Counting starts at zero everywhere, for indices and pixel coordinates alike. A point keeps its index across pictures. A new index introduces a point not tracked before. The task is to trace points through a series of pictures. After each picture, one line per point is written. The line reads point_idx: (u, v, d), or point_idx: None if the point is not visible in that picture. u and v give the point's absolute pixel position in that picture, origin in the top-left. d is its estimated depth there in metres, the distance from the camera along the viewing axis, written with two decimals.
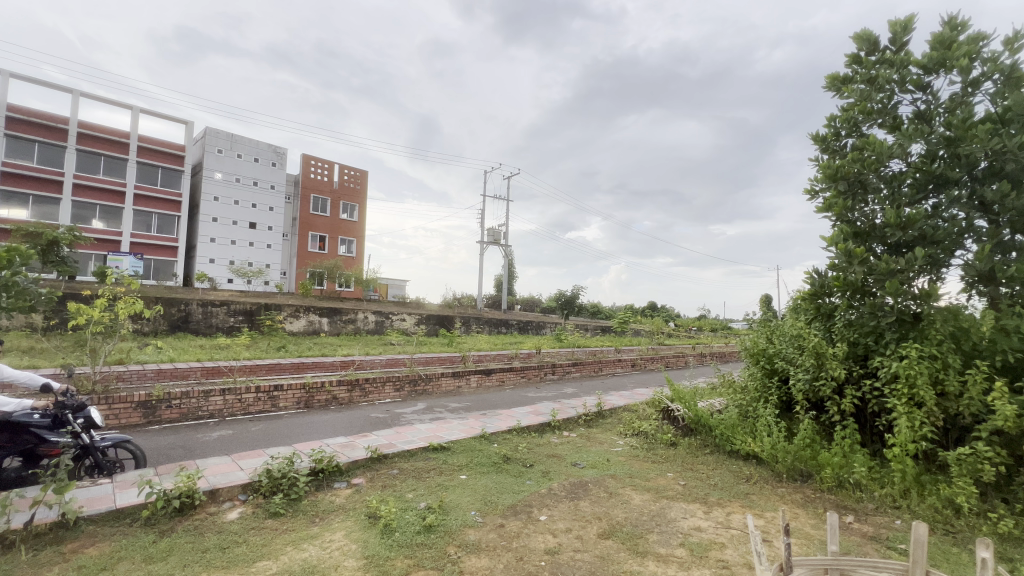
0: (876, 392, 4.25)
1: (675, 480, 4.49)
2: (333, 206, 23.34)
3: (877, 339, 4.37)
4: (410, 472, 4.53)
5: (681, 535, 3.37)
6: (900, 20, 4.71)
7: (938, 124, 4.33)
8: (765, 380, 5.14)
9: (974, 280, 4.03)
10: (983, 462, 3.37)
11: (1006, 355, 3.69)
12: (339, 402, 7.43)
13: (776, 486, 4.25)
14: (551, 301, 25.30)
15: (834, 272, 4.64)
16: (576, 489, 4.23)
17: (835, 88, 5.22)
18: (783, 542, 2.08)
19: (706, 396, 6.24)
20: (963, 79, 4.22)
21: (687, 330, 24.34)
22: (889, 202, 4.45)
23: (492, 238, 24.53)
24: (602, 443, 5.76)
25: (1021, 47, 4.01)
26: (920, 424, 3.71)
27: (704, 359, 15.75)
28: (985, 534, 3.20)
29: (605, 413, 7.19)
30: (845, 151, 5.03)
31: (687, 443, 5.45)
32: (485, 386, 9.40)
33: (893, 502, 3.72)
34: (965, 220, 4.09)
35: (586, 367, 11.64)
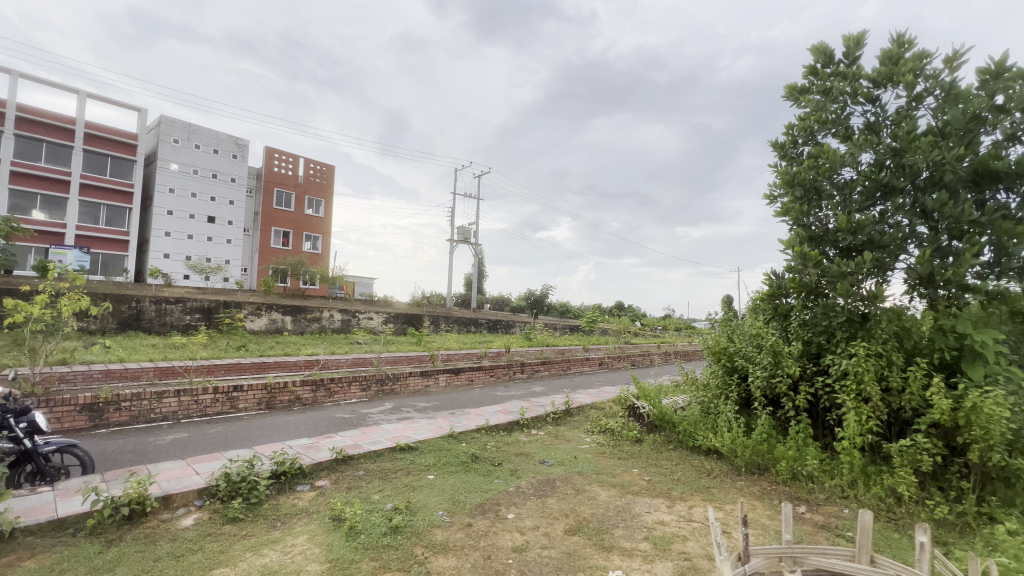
0: (828, 388, 4.48)
1: (640, 475, 4.60)
2: (297, 200, 22.56)
3: (829, 338, 4.60)
4: (376, 473, 4.46)
5: (644, 529, 3.45)
6: (853, 35, 4.96)
7: (886, 135, 4.59)
8: (726, 377, 5.33)
9: (916, 283, 4.29)
10: (922, 453, 3.60)
11: (943, 353, 3.96)
12: (303, 403, 7.22)
13: (735, 479, 4.42)
14: (520, 300, 25.35)
15: (790, 274, 4.85)
16: (544, 487, 4.27)
17: (793, 98, 5.46)
18: (741, 533, 2.12)
19: (671, 394, 6.41)
20: (908, 93, 4.50)
21: (652, 329, 24.92)
22: (841, 207, 4.69)
23: (462, 237, 24.37)
24: (569, 441, 5.84)
25: (959, 66, 4.30)
26: (866, 418, 3.94)
27: (669, 357, 16.15)
28: (923, 520, 3.42)
29: (573, 412, 7.28)
30: (801, 158, 5.26)
31: (651, 440, 5.59)
32: (454, 385, 9.35)
33: (842, 492, 3.93)
34: (909, 226, 4.35)
35: (555, 366, 11.73)
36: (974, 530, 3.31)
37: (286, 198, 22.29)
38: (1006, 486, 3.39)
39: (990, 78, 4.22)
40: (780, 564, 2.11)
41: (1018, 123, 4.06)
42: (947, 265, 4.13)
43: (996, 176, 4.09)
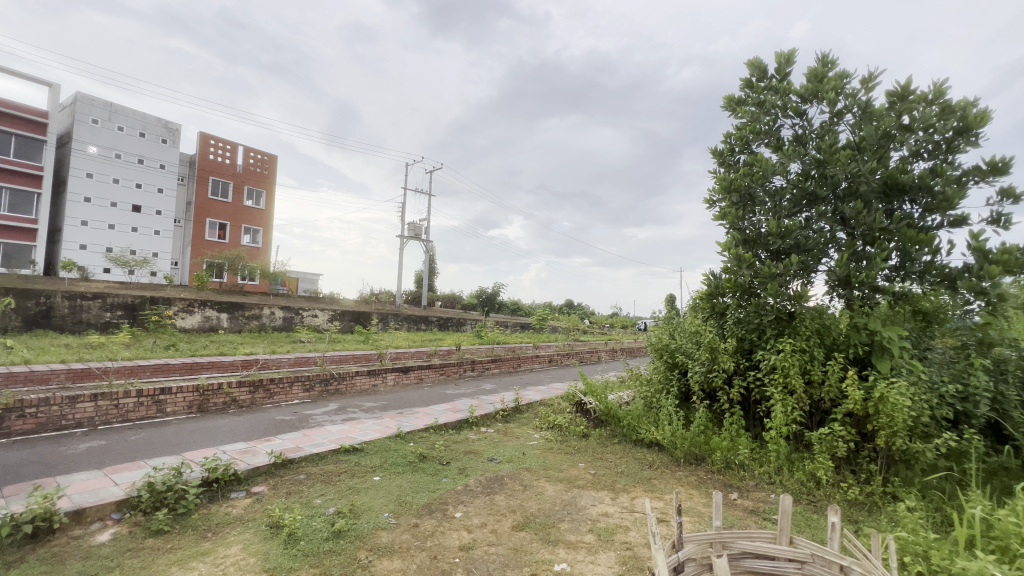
0: (758, 382, 4.79)
1: (586, 469, 4.72)
2: (235, 190, 21.22)
3: (760, 335, 4.92)
4: (319, 477, 4.29)
5: (589, 522, 3.55)
6: (784, 52, 5.32)
7: (811, 147, 4.97)
8: (667, 373, 5.58)
9: (835, 284, 4.67)
10: (838, 440, 3.94)
11: (857, 348, 4.34)
12: (239, 404, 6.82)
13: (674, 469, 4.63)
14: (472, 298, 25.25)
15: (726, 275, 5.14)
16: (492, 484, 4.28)
17: (731, 108, 5.77)
18: (675, 522, 2.19)
19: (616, 389, 6.62)
20: (830, 109, 4.89)
21: (600, 327, 25.67)
22: (772, 213, 5.03)
23: (413, 233, 23.93)
24: (518, 438, 5.89)
25: (873, 87, 4.72)
26: (792, 409, 4.25)
27: (615, 354, 16.70)
28: (838, 501, 3.74)
29: (523, 409, 7.35)
30: (737, 165, 5.58)
31: (597, 435, 5.75)
32: (403, 384, 9.17)
33: (770, 478, 4.22)
34: (830, 232, 4.73)
35: (505, 364, 11.78)
36: (879, 508, 3.66)
37: (223, 188, 20.91)
38: (907, 468, 3.77)
39: (898, 99, 4.67)
40: (710, 550, 2.16)
41: (920, 142, 4.53)
42: (860, 268, 4.53)
43: (902, 189, 4.54)
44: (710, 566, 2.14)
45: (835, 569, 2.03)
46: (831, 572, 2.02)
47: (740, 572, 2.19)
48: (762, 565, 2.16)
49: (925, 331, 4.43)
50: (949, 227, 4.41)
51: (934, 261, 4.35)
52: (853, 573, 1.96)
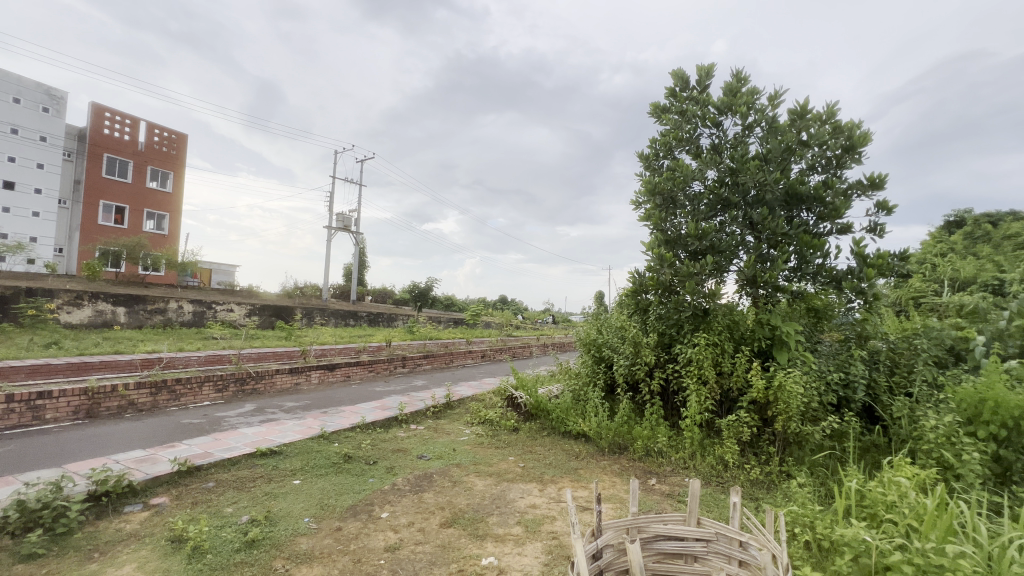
0: (676, 374, 5.12)
1: (515, 463, 4.78)
2: (137, 171, 18.92)
3: (678, 330, 5.25)
4: (230, 484, 3.97)
5: (517, 514, 3.60)
6: (704, 66, 5.70)
7: (725, 156, 5.36)
8: (594, 366, 5.80)
9: (744, 283, 5.09)
10: (743, 426, 4.31)
11: (761, 341, 4.77)
12: (137, 408, 6.15)
13: (599, 459, 4.83)
14: (405, 292, 24.61)
15: (649, 273, 5.41)
16: (421, 481, 4.21)
17: (656, 115, 6.08)
18: (594, 510, 2.23)
19: (547, 383, 6.75)
20: (742, 122, 5.31)
21: (533, 322, 26.17)
22: (691, 216, 5.37)
23: (342, 224, 22.88)
24: (449, 434, 5.83)
25: (778, 104, 5.18)
26: (704, 398, 4.59)
27: (546, 349, 17.11)
28: (743, 481, 4.10)
29: (454, 404, 7.30)
30: (661, 169, 5.89)
31: (527, 428, 5.85)
32: (328, 382, 8.75)
33: (684, 463, 4.53)
34: (740, 235, 5.14)
35: (438, 360, 11.63)
36: (776, 485, 4.06)
37: (121, 166, 18.57)
38: (799, 448, 4.21)
39: (798, 117, 5.17)
40: (626, 535, 2.23)
41: (815, 157, 5.06)
42: (765, 269, 4.98)
43: (800, 198, 5.04)
44: (627, 549, 2.21)
45: (737, 545, 2.18)
46: (733, 549, 2.18)
47: (654, 553, 2.29)
48: (673, 545, 2.27)
49: (816, 326, 4.94)
50: (837, 234, 4.97)
51: (824, 264, 4.88)
52: (751, 547, 2.11)
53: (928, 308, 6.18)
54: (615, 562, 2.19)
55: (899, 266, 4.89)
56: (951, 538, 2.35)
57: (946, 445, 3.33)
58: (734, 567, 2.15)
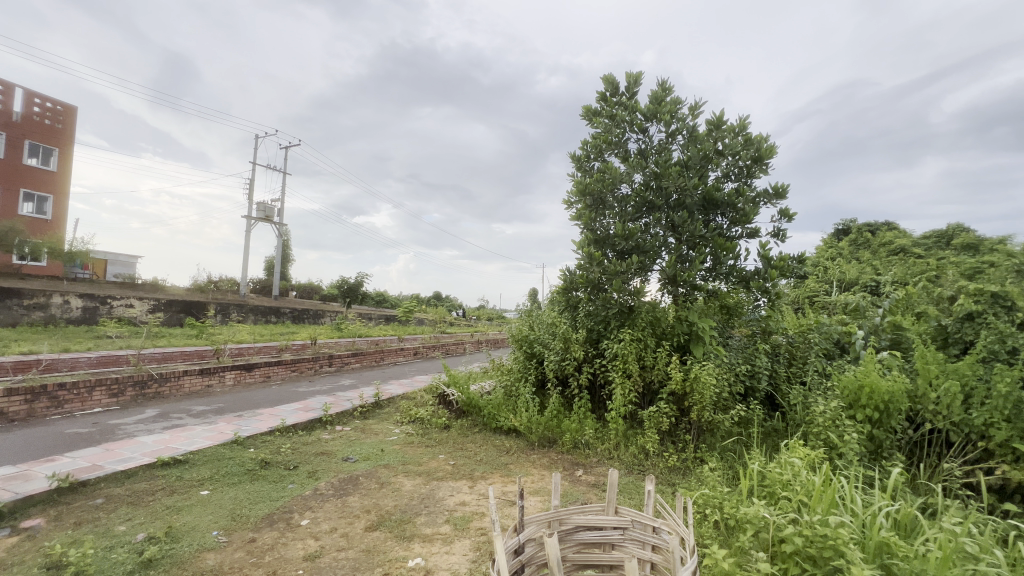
0: (603, 368, 5.32)
1: (446, 461, 4.73)
2: (10, 145, 16.40)
3: (606, 326, 5.46)
4: (123, 499, 3.56)
5: (446, 512, 3.56)
6: (633, 73, 5.94)
7: (650, 160, 5.63)
8: (525, 362, 5.88)
9: (665, 281, 5.40)
10: (662, 416, 4.58)
11: (680, 336, 5.09)
12: (8, 419, 5.35)
13: (529, 453, 4.92)
14: (333, 287, 23.50)
15: (580, 270, 5.56)
16: (346, 485, 4.03)
17: (588, 118, 6.26)
18: (518, 505, 2.22)
19: (479, 379, 6.74)
20: (666, 129, 5.62)
21: (467, 319, 26.08)
22: (618, 217, 5.59)
23: (262, 214, 21.31)
24: (377, 434, 5.64)
25: (697, 115, 5.54)
26: (628, 391, 4.82)
27: (480, 345, 17.10)
28: (662, 468, 4.35)
29: (383, 404, 7.08)
30: (591, 171, 6.08)
31: (458, 425, 5.82)
32: (245, 383, 8.13)
33: (609, 453, 4.73)
34: (663, 236, 5.44)
35: (367, 358, 11.22)
36: (690, 470, 4.35)
37: None
38: (711, 435, 4.55)
39: (715, 127, 5.56)
40: (548, 528, 2.27)
41: (728, 166, 5.47)
42: (684, 269, 5.32)
43: (716, 204, 5.42)
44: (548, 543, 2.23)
45: (650, 531, 2.30)
46: (647, 535, 2.30)
47: (574, 544, 2.34)
48: (592, 535, 2.34)
49: (728, 322, 5.36)
50: (747, 238, 5.42)
51: (735, 265, 5.29)
52: (663, 532, 2.25)
53: (819, 305, 6.93)
54: (536, 556, 2.20)
55: (797, 268, 5.43)
56: (833, 510, 2.64)
57: (832, 428, 3.75)
58: (648, 552, 2.27)
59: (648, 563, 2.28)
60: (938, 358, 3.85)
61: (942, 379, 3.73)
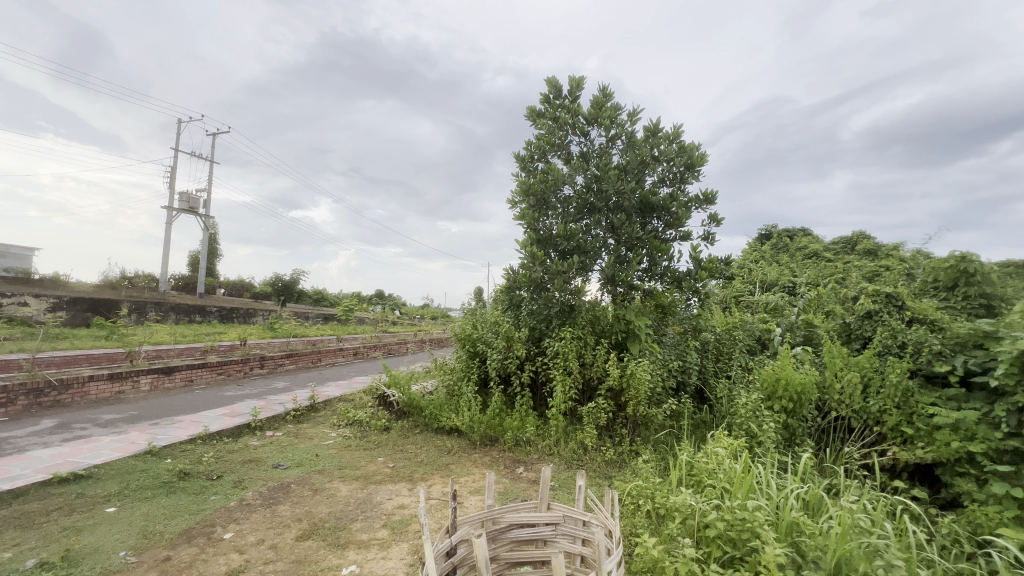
0: (544, 366, 5.41)
1: (384, 463, 4.61)
2: None
3: (548, 325, 5.55)
4: (10, 521, 3.16)
5: (383, 517, 3.47)
6: (575, 78, 6.08)
7: (591, 163, 5.79)
8: (468, 361, 5.85)
9: (605, 281, 5.57)
10: (600, 411, 4.72)
11: (618, 334, 5.28)
12: None
13: (470, 452, 4.91)
14: (266, 285, 22.17)
15: (522, 270, 5.61)
16: (276, 493, 3.81)
17: (532, 118, 6.33)
18: (450, 507, 2.19)
19: (421, 379, 6.62)
20: (606, 134, 5.80)
21: (410, 318, 25.58)
22: (561, 217, 5.70)
23: (185, 205, 19.70)
24: (311, 439, 5.40)
25: (636, 121, 5.76)
26: (568, 388, 4.93)
27: (423, 344, 16.81)
28: (599, 461, 4.50)
29: (319, 407, 6.78)
30: (535, 171, 6.15)
31: (399, 427, 5.70)
32: (163, 389, 7.48)
33: (549, 450, 4.82)
34: (603, 238, 5.62)
35: (303, 359, 10.69)
36: (625, 462, 4.53)
37: None
38: (645, 428, 4.76)
39: (651, 134, 5.81)
40: (482, 528, 2.26)
41: (664, 171, 5.75)
42: (622, 269, 5.53)
43: (652, 207, 5.67)
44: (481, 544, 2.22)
45: (581, 525, 2.36)
46: (577, 529, 2.35)
47: (507, 543, 2.35)
48: (524, 532, 2.36)
49: (663, 320, 5.62)
50: (680, 240, 5.70)
51: (669, 266, 5.56)
52: (592, 525, 2.30)
53: (744, 304, 7.44)
54: (468, 557, 2.18)
55: (724, 269, 5.80)
56: (751, 494, 2.85)
57: (752, 418, 4.04)
58: (578, 546, 2.31)
59: (578, 556, 2.31)
60: (842, 352, 4.26)
61: (845, 370, 4.12)
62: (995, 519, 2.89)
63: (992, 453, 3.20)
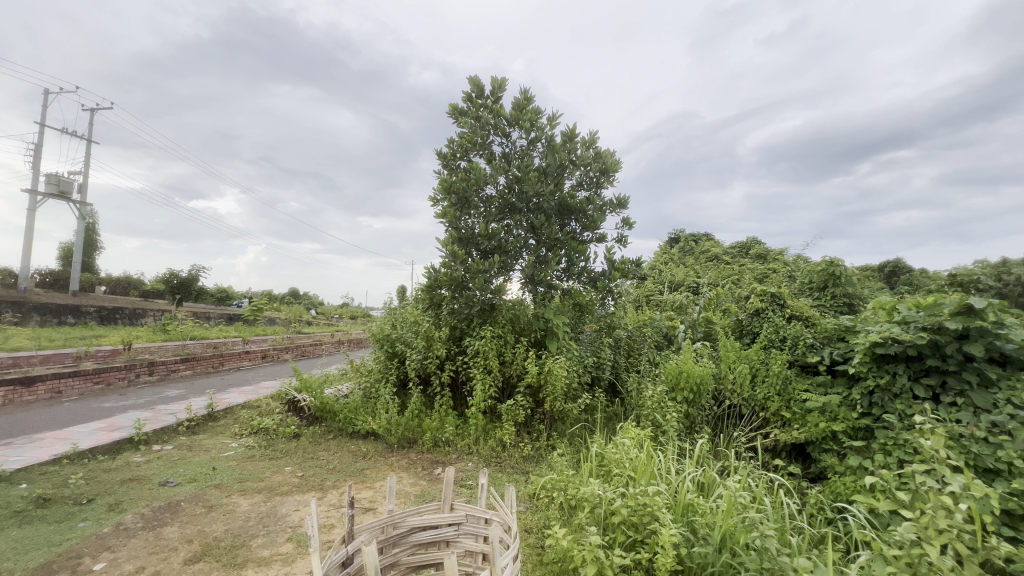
0: (465, 365, 5.38)
1: (292, 473, 4.33)
2: None
3: (468, 324, 5.54)
4: None
5: (289, 530, 3.25)
6: (497, 79, 6.12)
7: (513, 164, 5.85)
8: (386, 362, 5.66)
9: (526, 280, 5.68)
10: (519, 408, 4.81)
11: (537, 332, 5.41)
12: None
13: (387, 456, 4.77)
14: (158, 282, 19.87)
15: (443, 269, 5.54)
16: (162, 514, 3.42)
17: (454, 116, 6.27)
18: (347, 515, 2.07)
19: (335, 382, 6.31)
20: (527, 136, 5.91)
21: (327, 317, 24.31)
22: (482, 217, 5.71)
23: (55, 188, 17.08)
24: (208, 451, 4.93)
25: (555, 125, 5.93)
26: (488, 386, 4.96)
27: (340, 344, 16.02)
28: (517, 457, 4.57)
29: (219, 415, 6.21)
30: (457, 169, 6.09)
31: (310, 433, 5.38)
32: (19, 403, 6.41)
33: (468, 449, 4.82)
34: (523, 238, 5.73)
35: (202, 364, 9.72)
36: (542, 457, 4.65)
37: None
38: (562, 423, 4.92)
39: (569, 139, 6.01)
40: (381, 534, 2.19)
41: (582, 176, 5.99)
42: (541, 269, 5.69)
43: (570, 210, 5.87)
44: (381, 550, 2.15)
45: (483, 523, 2.37)
46: (479, 527, 2.35)
47: (408, 546, 2.29)
48: (426, 535, 2.32)
49: (580, 318, 5.84)
50: (596, 242, 5.97)
51: (586, 266, 5.80)
52: (493, 523, 2.32)
53: (654, 303, 7.96)
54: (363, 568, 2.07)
55: (636, 270, 6.14)
56: (653, 480, 3.05)
57: (658, 409, 4.34)
58: (480, 544, 2.33)
59: (479, 554, 2.32)
60: (735, 347, 4.72)
61: (737, 362, 4.57)
62: (850, 487, 3.36)
63: (850, 431, 3.71)
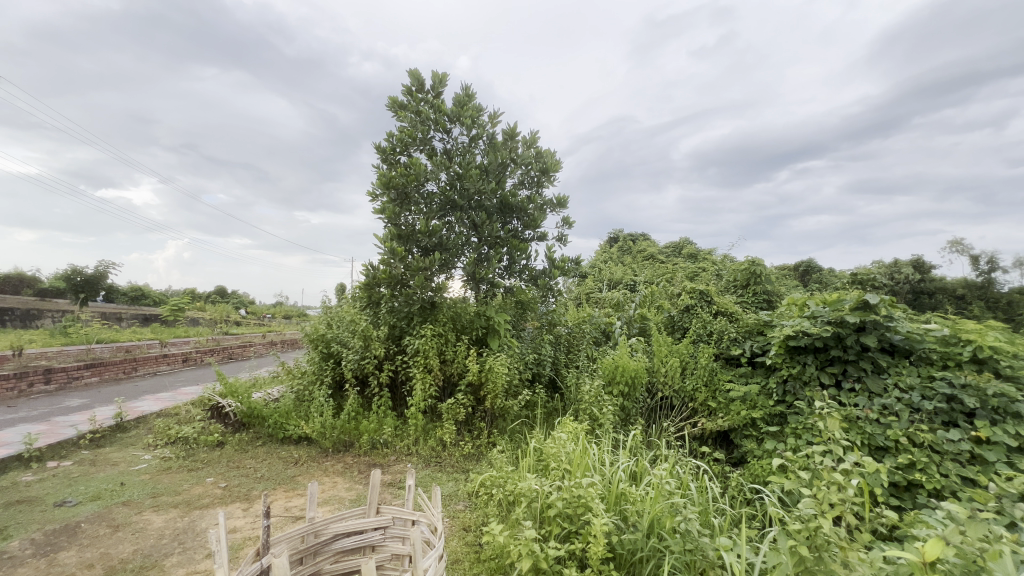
0: (404, 365, 5.26)
1: (214, 484, 4.03)
2: None
3: (409, 322, 5.42)
4: None
5: (208, 545, 3.03)
6: (438, 73, 6.03)
7: (454, 161, 5.79)
8: (321, 363, 5.42)
9: (467, 277, 5.65)
10: (459, 407, 4.78)
11: (478, 330, 5.39)
12: None
13: (321, 460, 4.58)
14: (57, 279, 17.79)
15: (382, 266, 5.39)
16: (57, 538, 3.06)
17: (394, 109, 6.10)
18: (262, 526, 1.94)
19: (264, 386, 5.95)
20: (468, 133, 5.87)
21: (258, 317, 22.91)
22: (423, 213, 5.61)
23: None
24: (116, 465, 4.48)
25: (496, 123, 5.93)
26: (429, 385, 4.88)
27: (273, 345, 15.15)
28: (457, 456, 4.54)
29: (129, 426, 5.65)
30: (397, 164, 5.94)
31: (235, 440, 5.04)
32: None
33: (408, 450, 4.73)
34: (464, 235, 5.70)
35: (110, 370, 8.80)
36: (483, 454, 4.65)
37: None
38: (502, 419, 4.95)
39: (510, 137, 6.03)
40: (301, 544, 2.10)
41: (523, 175, 6.05)
42: (482, 267, 5.69)
43: (511, 208, 5.90)
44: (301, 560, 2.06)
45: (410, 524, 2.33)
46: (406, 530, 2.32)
47: (331, 554, 2.21)
48: (351, 541, 2.24)
49: (522, 315, 5.89)
50: (537, 240, 6.04)
51: (527, 264, 5.87)
52: (421, 524, 2.29)
53: (593, 300, 8.20)
54: None
55: (575, 269, 6.29)
56: (588, 472, 3.15)
57: (595, 403, 4.47)
58: (406, 547, 2.29)
59: (406, 557, 2.28)
60: (667, 341, 4.96)
61: (668, 356, 4.81)
62: (766, 469, 3.64)
63: (767, 417, 4.02)
